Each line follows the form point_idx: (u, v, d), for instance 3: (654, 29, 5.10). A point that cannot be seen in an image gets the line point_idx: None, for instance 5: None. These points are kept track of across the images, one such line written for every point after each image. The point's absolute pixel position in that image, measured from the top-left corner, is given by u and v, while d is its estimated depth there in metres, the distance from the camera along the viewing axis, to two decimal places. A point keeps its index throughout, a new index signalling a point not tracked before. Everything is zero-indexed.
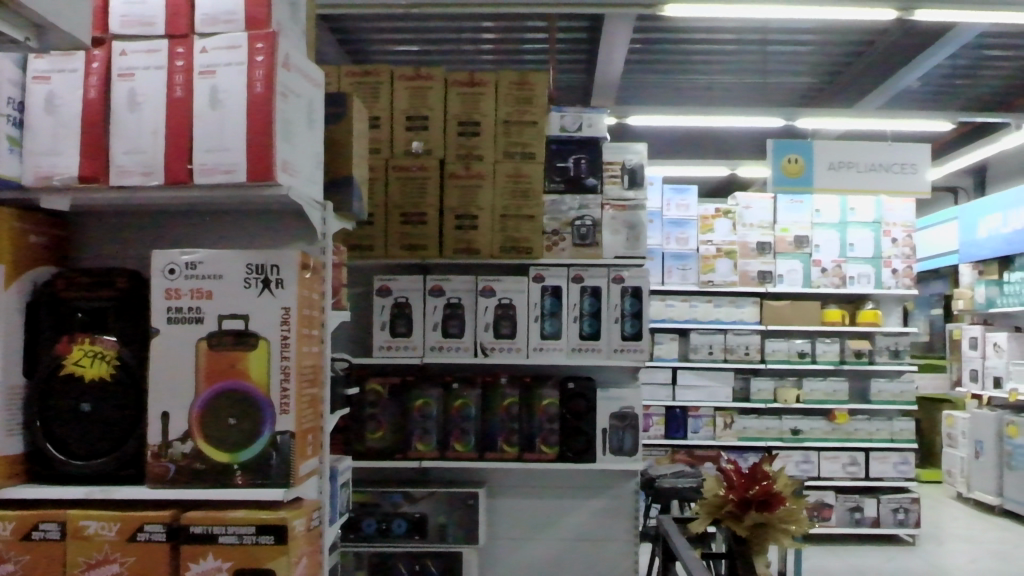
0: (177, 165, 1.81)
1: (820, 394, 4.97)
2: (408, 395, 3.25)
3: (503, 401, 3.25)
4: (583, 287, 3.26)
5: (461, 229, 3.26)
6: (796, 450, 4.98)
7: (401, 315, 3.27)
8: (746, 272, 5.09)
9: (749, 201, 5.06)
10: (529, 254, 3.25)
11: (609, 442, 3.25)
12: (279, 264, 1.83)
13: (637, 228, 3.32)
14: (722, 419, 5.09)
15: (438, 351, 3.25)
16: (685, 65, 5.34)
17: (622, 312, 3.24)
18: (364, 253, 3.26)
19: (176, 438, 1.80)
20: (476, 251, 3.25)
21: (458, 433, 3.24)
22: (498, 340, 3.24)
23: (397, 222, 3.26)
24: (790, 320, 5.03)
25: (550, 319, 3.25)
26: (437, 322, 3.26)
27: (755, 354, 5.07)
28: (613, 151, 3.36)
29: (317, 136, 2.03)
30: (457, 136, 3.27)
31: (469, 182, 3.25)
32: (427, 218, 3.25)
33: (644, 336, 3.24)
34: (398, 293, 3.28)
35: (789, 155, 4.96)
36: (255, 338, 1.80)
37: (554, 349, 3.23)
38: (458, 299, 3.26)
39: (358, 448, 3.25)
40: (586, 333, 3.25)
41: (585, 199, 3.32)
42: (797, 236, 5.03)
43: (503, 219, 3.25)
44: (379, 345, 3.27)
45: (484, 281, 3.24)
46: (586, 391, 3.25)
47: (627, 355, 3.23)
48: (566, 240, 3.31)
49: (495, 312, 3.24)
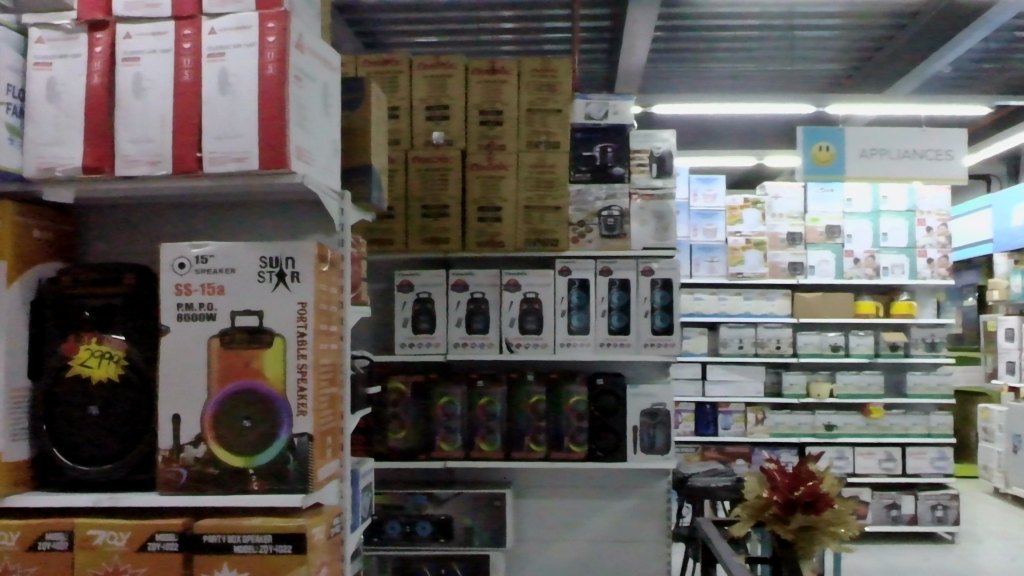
0: (186, 154, 1.71)
1: (854, 388, 4.82)
2: (430, 393, 3.15)
3: (529, 399, 3.13)
4: (612, 280, 3.14)
5: (485, 222, 3.15)
6: (830, 446, 4.84)
7: (422, 311, 3.17)
8: (776, 264, 4.94)
9: (777, 191, 4.91)
10: (555, 246, 3.15)
11: (639, 441, 3.14)
12: (295, 257, 1.72)
13: (667, 219, 3.21)
14: (753, 415, 4.96)
15: (462, 348, 3.15)
16: (709, 53, 5.23)
17: (652, 304, 3.13)
18: (384, 247, 3.14)
19: (187, 442, 1.71)
20: (499, 244, 3.15)
21: (484, 433, 3.14)
22: (523, 336, 3.13)
23: (417, 215, 3.14)
24: (820, 313, 4.90)
25: (577, 314, 3.15)
26: (461, 317, 3.16)
27: (786, 348, 4.93)
28: (639, 139, 3.23)
29: (334, 122, 1.92)
30: (478, 126, 3.16)
31: (491, 172, 3.14)
32: (449, 211, 3.14)
33: (675, 330, 3.13)
34: (421, 288, 3.17)
35: (818, 142, 4.73)
36: (270, 335, 1.70)
37: (582, 344, 3.14)
38: (482, 294, 3.16)
39: (380, 449, 3.15)
40: (615, 327, 3.14)
41: (612, 188, 3.20)
42: (828, 226, 4.86)
43: (527, 210, 3.15)
44: (401, 342, 3.17)
45: (509, 275, 3.13)
46: (615, 388, 3.15)
47: (656, 350, 3.13)
48: (593, 232, 3.19)
49: (520, 307, 3.13)
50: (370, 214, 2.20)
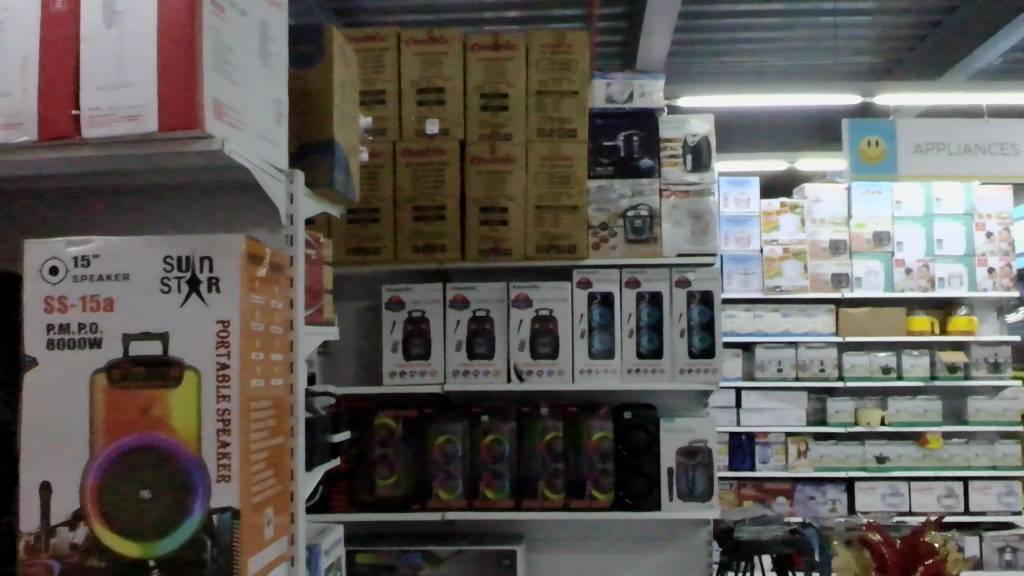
0: (57, 112, 1.21)
1: (908, 415, 4.28)
2: (425, 430, 2.64)
3: (543, 436, 2.62)
4: (639, 293, 2.63)
5: (487, 226, 2.63)
6: (881, 480, 4.33)
7: (415, 332, 2.66)
8: (817, 276, 4.38)
9: (818, 195, 4.37)
10: (573, 254, 2.63)
11: (676, 484, 2.61)
12: (212, 257, 1.22)
13: (705, 218, 2.67)
14: (795, 446, 4.41)
15: (462, 376, 2.64)
16: (731, 43, 4.71)
17: (689, 322, 2.62)
18: (368, 256, 2.63)
19: (61, 523, 1.20)
20: (505, 252, 2.62)
21: (489, 477, 2.62)
22: (536, 361, 2.62)
23: (408, 219, 2.64)
24: (869, 330, 4.34)
25: (599, 334, 2.63)
26: (461, 340, 2.65)
27: (831, 370, 4.38)
28: (670, 125, 2.69)
29: (280, 79, 1.42)
30: (479, 111, 2.65)
31: (495, 167, 2.64)
32: (445, 212, 2.63)
33: (717, 352, 2.61)
34: (413, 305, 2.67)
35: (865, 137, 4.16)
36: (179, 367, 1.20)
37: (606, 370, 2.62)
38: (486, 311, 2.65)
39: (365, 499, 2.63)
40: (644, 350, 2.62)
41: (640, 182, 2.67)
42: (875, 232, 4.34)
43: (538, 211, 2.63)
44: (390, 370, 2.66)
45: (517, 289, 2.63)
46: (646, 423, 2.63)
47: (695, 376, 2.61)
48: (617, 236, 2.67)
49: (532, 326, 2.62)
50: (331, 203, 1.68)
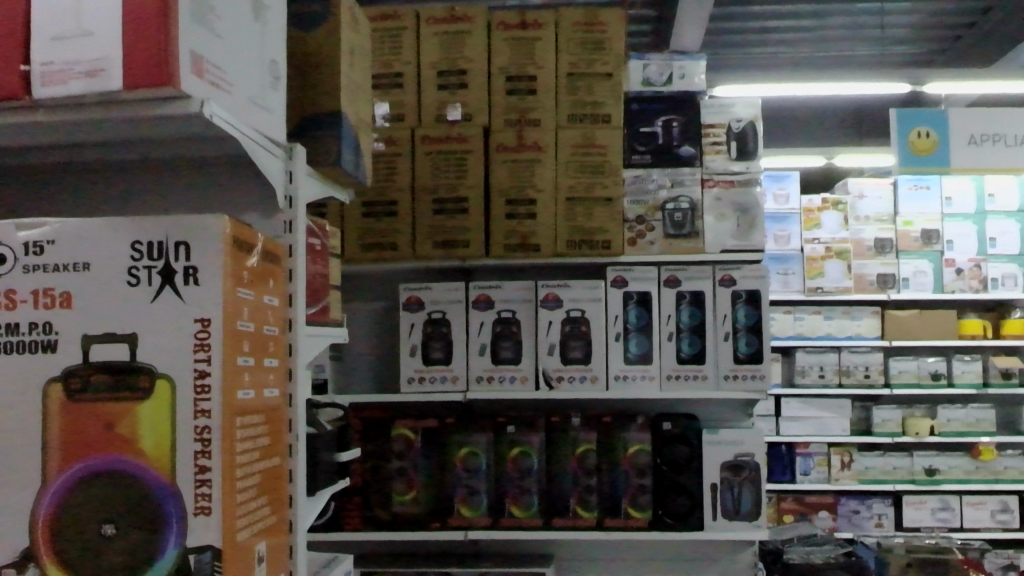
0: (5, 69, 1.00)
1: (959, 425, 4.03)
2: (447, 440, 2.42)
3: (575, 448, 2.40)
4: (680, 293, 2.41)
5: (513, 219, 2.41)
6: (932, 495, 4.03)
7: (435, 334, 2.45)
8: (862, 276, 4.09)
9: (863, 190, 4.08)
10: (606, 250, 2.41)
11: (720, 503, 2.39)
12: (191, 242, 1.01)
13: (752, 212, 2.44)
14: (838, 457, 4.08)
15: (486, 384, 2.42)
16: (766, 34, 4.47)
17: (734, 325, 2.40)
18: (384, 253, 2.42)
19: (8, 564, 0.99)
20: (533, 248, 2.41)
21: (516, 494, 2.40)
22: (566, 367, 2.41)
23: (427, 212, 2.42)
24: (917, 335, 4.04)
25: (635, 337, 2.41)
26: (485, 344, 2.43)
27: (877, 377, 4.04)
28: (714, 110, 2.46)
29: (276, 38, 1.21)
30: (504, 95, 2.44)
31: (523, 155, 2.42)
32: (467, 205, 2.42)
33: (765, 357, 2.39)
34: (433, 306, 2.46)
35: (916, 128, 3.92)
36: (148, 375, 0.99)
37: (643, 376, 2.40)
38: (512, 313, 2.44)
39: (381, 516, 2.42)
40: (684, 355, 2.40)
41: (679, 172, 2.45)
42: (924, 230, 4.06)
43: (569, 203, 2.41)
44: (407, 377, 2.45)
45: (546, 288, 2.42)
46: (688, 435, 2.41)
47: (741, 384, 2.38)
48: (655, 230, 2.44)
49: (562, 329, 2.41)
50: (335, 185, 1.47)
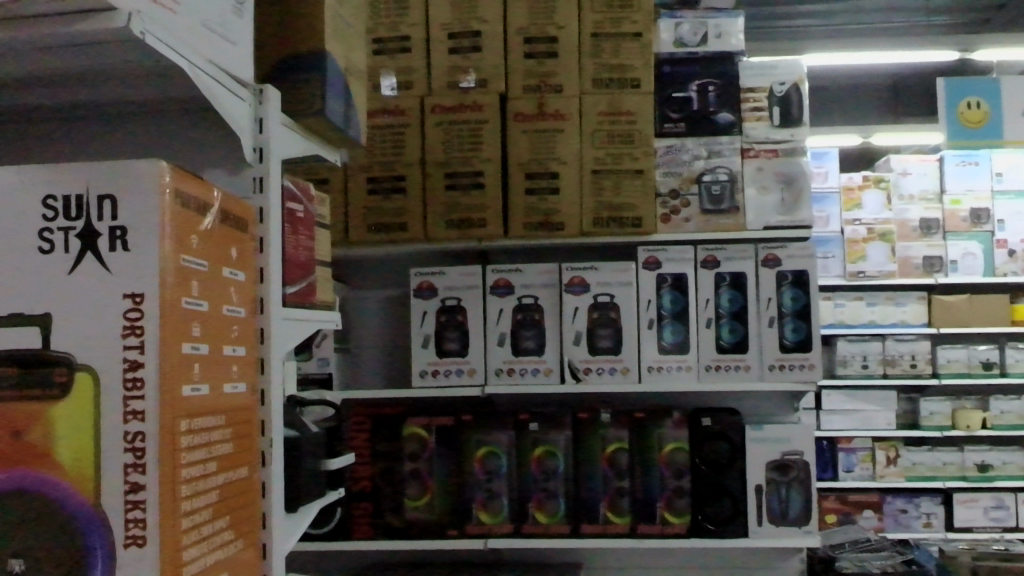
0: None
1: (1014, 418, 3.61)
2: (464, 439, 2.19)
3: (605, 448, 2.17)
4: (719, 274, 2.18)
5: (535, 195, 2.18)
6: (985, 492, 3.60)
7: (449, 323, 2.22)
8: (906, 259, 3.65)
9: (905, 166, 3.67)
10: (637, 227, 2.17)
11: (767, 506, 2.16)
12: (118, 196, 0.78)
13: (798, 184, 2.19)
14: (883, 453, 3.65)
15: (507, 377, 2.19)
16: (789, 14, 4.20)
17: (779, 309, 2.16)
18: (391, 233, 2.19)
19: None
20: (557, 226, 2.17)
21: (540, 498, 2.18)
22: (594, 358, 2.18)
23: (439, 187, 2.19)
24: (968, 322, 3.60)
25: (670, 325, 2.18)
26: (505, 333, 2.21)
27: (925, 367, 3.62)
28: (753, 72, 2.22)
29: None
30: (523, 58, 2.21)
31: (544, 125, 2.19)
32: (484, 179, 2.18)
33: (815, 345, 2.15)
34: (446, 293, 2.24)
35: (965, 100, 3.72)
36: (66, 368, 0.77)
37: (679, 367, 2.16)
38: (534, 299, 2.22)
39: (394, 524, 2.19)
40: (725, 343, 2.17)
41: (716, 141, 2.21)
42: (972, 209, 3.64)
43: (596, 176, 2.18)
44: (420, 370, 2.22)
45: (572, 271, 2.19)
46: (729, 432, 2.18)
47: (788, 375, 2.15)
48: (691, 205, 2.20)
49: (589, 316, 2.18)
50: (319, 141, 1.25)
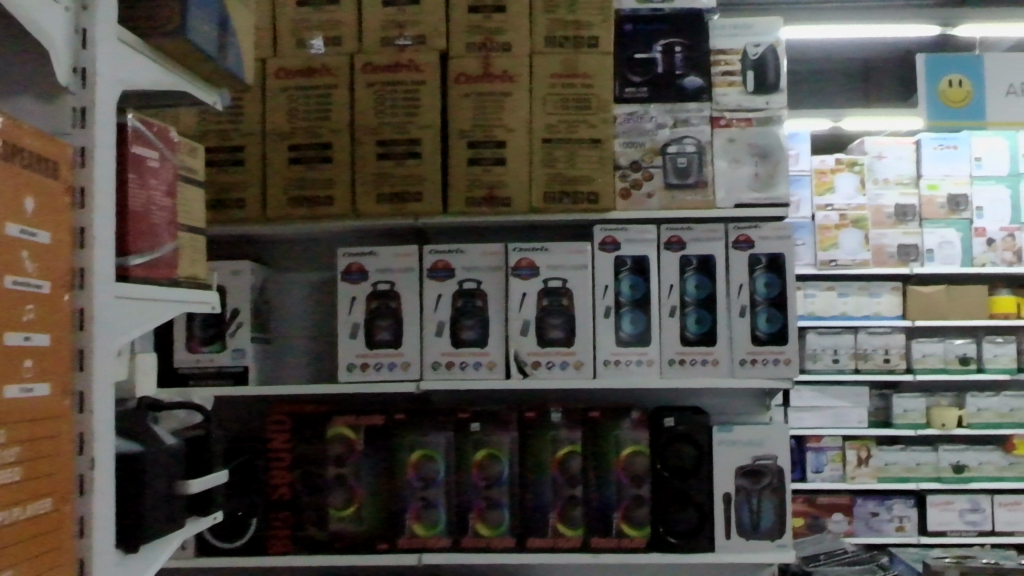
0: None
1: (991, 416, 3.42)
2: (397, 441, 1.95)
3: (555, 452, 1.93)
4: (684, 258, 1.95)
5: (479, 165, 1.93)
6: (960, 493, 3.41)
7: (381, 310, 1.98)
8: (881, 248, 3.43)
9: (881, 148, 3.48)
10: (593, 204, 1.93)
11: (736, 517, 1.92)
12: None
13: (774, 156, 1.96)
14: (855, 452, 3.44)
15: (446, 371, 1.95)
16: None
17: (751, 297, 1.94)
18: (315, 208, 1.93)
19: None
20: (503, 202, 1.93)
21: (482, 508, 1.93)
22: (544, 349, 1.93)
23: (370, 156, 1.93)
24: (945, 315, 3.41)
25: (629, 313, 1.94)
26: (444, 322, 1.96)
27: (899, 361, 3.42)
28: (725, 33, 1.99)
29: None
30: (467, 12, 1.96)
31: (490, 88, 1.94)
32: (421, 148, 1.93)
33: (791, 338, 1.92)
34: (379, 276, 1.99)
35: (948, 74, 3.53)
36: None
37: (639, 361, 1.92)
38: (477, 284, 1.98)
39: (317, 537, 1.94)
40: (690, 335, 1.94)
41: (683, 107, 1.97)
42: (950, 195, 3.44)
43: (548, 146, 1.93)
44: (347, 364, 1.97)
45: (520, 253, 1.96)
46: (695, 434, 1.95)
47: (760, 371, 1.92)
48: (654, 179, 1.96)
49: (539, 303, 1.94)
50: (182, 78, 1.20)
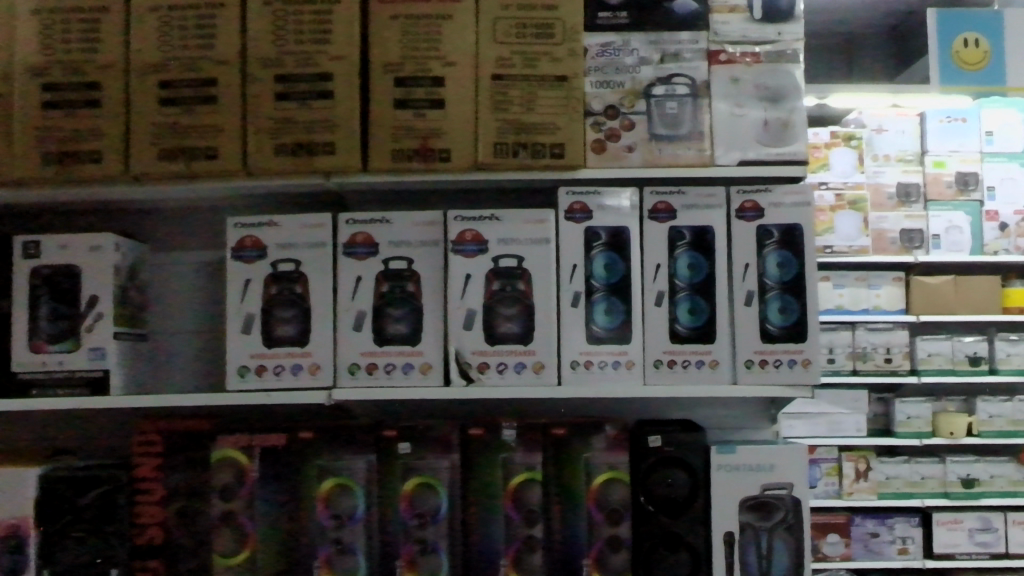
0: None
1: (1005, 424, 3.02)
2: (303, 466, 1.50)
3: (508, 480, 1.49)
4: (674, 231, 1.52)
5: (409, 109, 1.48)
6: (970, 512, 3.02)
7: (282, 297, 1.53)
8: (881, 233, 3.04)
9: (880, 121, 3.07)
10: (556, 159, 1.48)
11: (742, 559, 1.49)
12: None
13: (787, 101, 1.52)
14: (853, 465, 3.05)
15: (366, 377, 1.50)
16: None
17: (760, 279, 1.51)
18: (193, 161, 1.48)
19: None
20: (440, 155, 1.48)
21: (412, 553, 1.47)
22: (494, 347, 1.49)
23: (266, 95, 1.48)
24: (953, 309, 3.02)
25: (604, 301, 1.51)
26: (364, 312, 1.52)
27: (902, 362, 3.02)
28: None
29: None
30: None
31: (424, 9, 1.50)
32: (332, 85, 1.48)
33: (811, 332, 1.49)
34: (281, 252, 1.54)
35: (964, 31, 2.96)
36: None
37: (616, 364, 1.49)
38: (407, 263, 1.53)
39: None
40: (682, 327, 1.50)
41: (672, 37, 1.54)
42: (958, 173, 3.05)
43: (498, 82, 1.49)
44: (239, 367, 1.52)
45: (463, 223, 1.52)
46: (688, 455, 1.51)
47: (773, 374, 1.49)
48: (637, 128, 1.52)
49: (487, 287, 1.50)
50: None
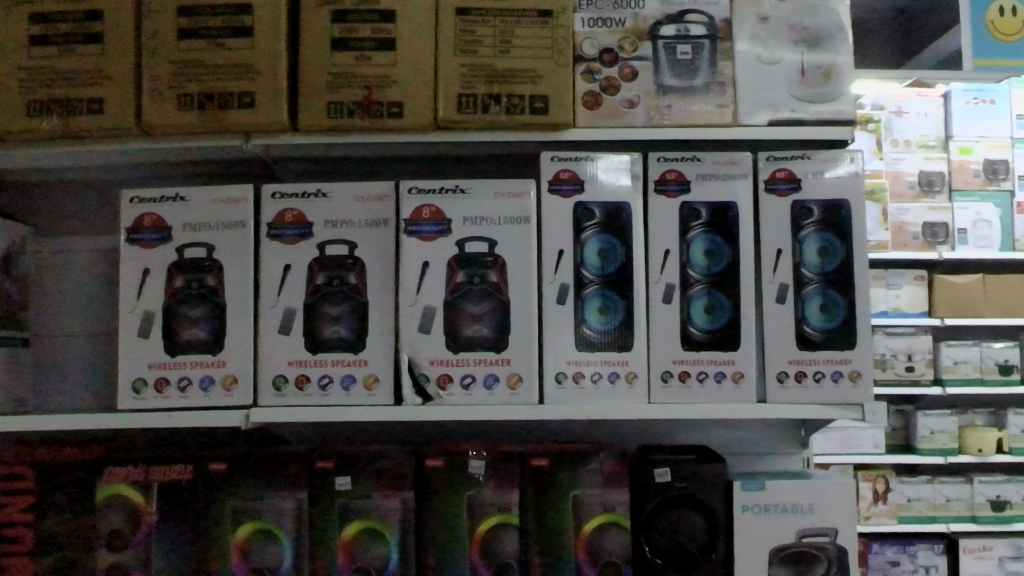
0: None
1: None
2: (211, 508, 1.18)
3: (475, 526, 1.16)
4: (687, 208, 1.20)
5: (350, 50, 1.16)
6: (1000, 536, 2.71)
7: (189, 292, 1.20)
8: (902, 227, 2.75)
9: (899, 102, 2.76)
10: (538, 115, 1.16)
11: None
12: None
13: (827, 45, 1.21)
14: (870, 486, 2.77)
15: (294, 393, 1.18)
16: None
17: (795, 269, 1.19)
18: (72, 117, 1.15)
19: None
20: (389, 108, 1.16)
21: None
22: (458, 356, 1.17)
23: (167, 32, 1.16)
24: (980, 312, 2.71)
25: (598, 297, 1.18)
26: (293, 311, 1.19)
27: (924, 371, 2.73)
28: None
29: None
30: None
31: None
32: (250, 18, 1.15)
33: (861, 336, 1.17)
34: (188, 234, 1.22)
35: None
36: None
37: (614, 377, 1.16)
38: (349, 249, 1.21)
39: None
40: (698, 330, 1.18)
41: None
42: (986, 160, 2.76)
43: (464, 16, 1.17)
44: (135, 381, 1.19)
45: (420, 198, 1.20)
46: (704, 493, 1.20)
47: (813, 389, 1.17)
48: (641, 78, 1.20)
49: (449, 279, 1.18)
50: None
